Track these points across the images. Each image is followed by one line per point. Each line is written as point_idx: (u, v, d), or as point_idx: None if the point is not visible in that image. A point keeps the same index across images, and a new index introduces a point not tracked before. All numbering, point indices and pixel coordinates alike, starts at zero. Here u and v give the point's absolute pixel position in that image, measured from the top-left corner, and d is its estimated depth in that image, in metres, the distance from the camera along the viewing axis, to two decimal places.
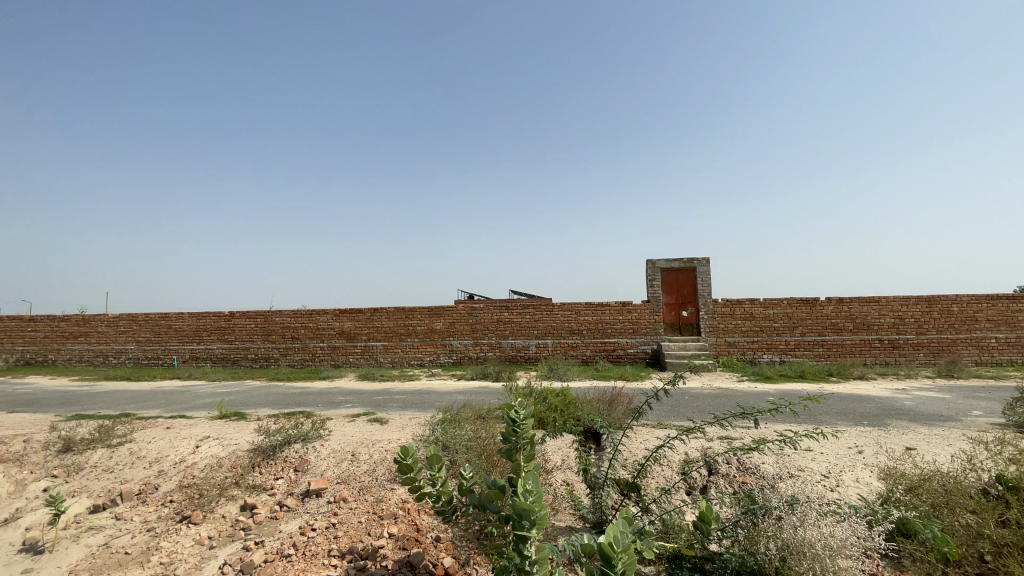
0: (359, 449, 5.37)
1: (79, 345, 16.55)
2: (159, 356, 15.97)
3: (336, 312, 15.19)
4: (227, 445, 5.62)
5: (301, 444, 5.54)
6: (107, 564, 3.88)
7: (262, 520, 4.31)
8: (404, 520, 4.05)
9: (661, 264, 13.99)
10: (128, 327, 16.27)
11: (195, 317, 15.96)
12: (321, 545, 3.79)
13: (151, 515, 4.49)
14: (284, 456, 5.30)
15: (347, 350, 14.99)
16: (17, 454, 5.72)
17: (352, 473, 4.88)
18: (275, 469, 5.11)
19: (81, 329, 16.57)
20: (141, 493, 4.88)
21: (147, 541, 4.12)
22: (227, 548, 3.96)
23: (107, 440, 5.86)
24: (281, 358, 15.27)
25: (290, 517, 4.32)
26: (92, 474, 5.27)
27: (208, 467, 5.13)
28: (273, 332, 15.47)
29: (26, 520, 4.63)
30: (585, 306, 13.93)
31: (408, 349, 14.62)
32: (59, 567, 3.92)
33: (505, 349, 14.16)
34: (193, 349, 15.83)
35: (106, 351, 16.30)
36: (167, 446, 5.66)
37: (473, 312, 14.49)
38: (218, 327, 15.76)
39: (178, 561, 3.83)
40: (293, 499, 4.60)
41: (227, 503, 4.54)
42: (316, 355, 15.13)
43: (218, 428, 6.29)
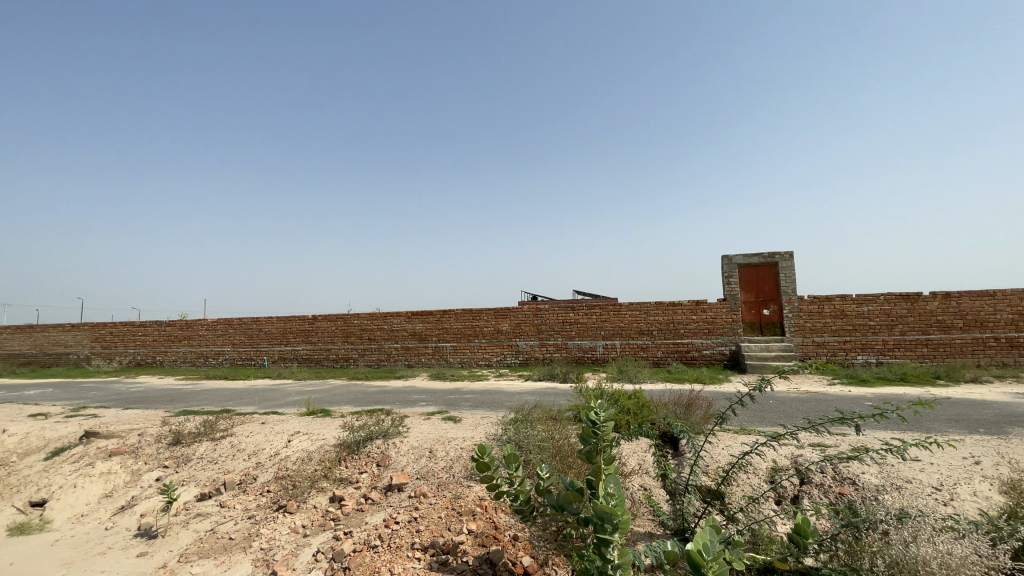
0: (436, 445, 5.54)
1: (183, 347, 18.34)
2: (250, 357, 17.38)
3: (408, 314, 15.79)
4: (316, 440, 5.99)
5: (382, 440, 5.79)
6: (215, 548, 4.25)
7: (350, 512, 4.55)
8: (482, 517, 4.12)
9: (738, 259, 13.31)
10: (224, 330, 17.83)
11: (282, 320, 17.20)
12: (405, 538, 3.94)
13: (251, 504, 4.88)
14: (367, 451, 5.57)
15: (419, 350, 15.53)
16: (136, 445, 6.41)
17: (430, 469, 5.04)
18: (358, 463, 5.38)
19: (184, 333, 18.37)
20: (241, 483, 5.31)
21: (248, 528, 4.47)
22: (319, 537, 4.22)
23: (211, 434, 6.44)
24: (359, 358, 16.10)
25: (374, 510, 4.53)
26: (198, 465, 5.80)
27: (299, 460, 5.50)
28: (351, 334, 16.34)
29: (145, 505, 5.16)
30: (655, 305, 13.52)
31: (477, 349, 14.90)
32: (173, 548, 4.33)
33: (572, 350, 14.05)
34: (280, 350, 17.07)
35: (206, 352, 17.96)
36: (262, 440, 6.13)
37: (539, 313, 14.51)
38: (302, 330, 16.89)
39: (276, 547, 4.13)
40: (376, 492, 4.82)
41: (318, 495, 4.85)
42: (389, 355, 15.81)
43: (307, 424, 6.72)
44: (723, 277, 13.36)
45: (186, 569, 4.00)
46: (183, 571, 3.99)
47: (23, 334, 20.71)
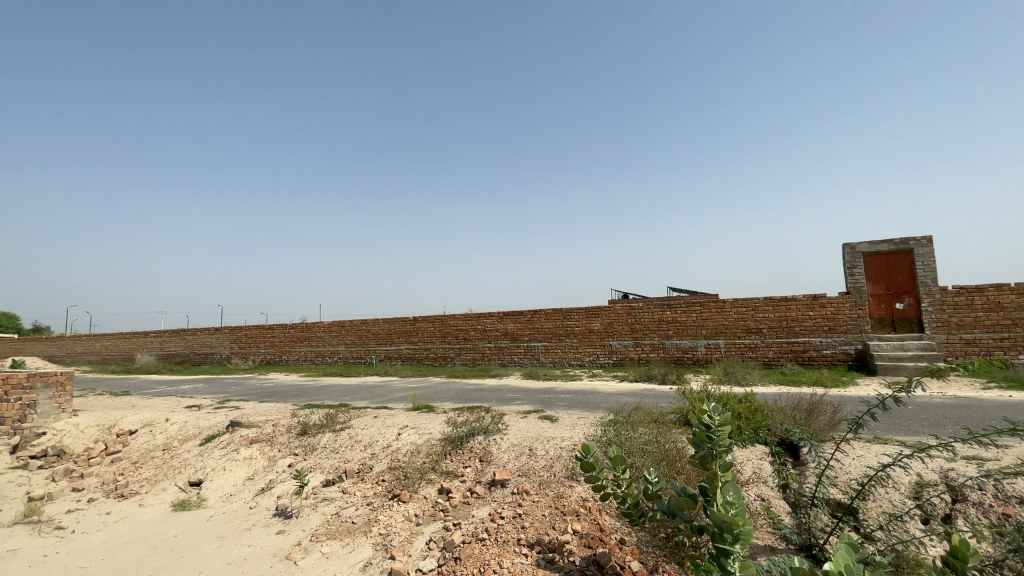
0: (535, 444, 5.59)
1: (303, 347, 20.35)
2: (360, 356, 18.83)
3: (501, 314, 16.16)
4: (422, 434, 6.33)
5: (483, 436, 5.97)
6: (341, 530, 4.66)
7: (458, 504, 4.74)
8: (586, 517, 4.08)
9: (862, 247, 11.97)
10: (337, 331, 19.50)
11: (386, 321, 18.44)
12: (511, 533, 4.02)
13: (369, 491, 5.27)
14: (470, 446, 5.78)
15: (511, 350, 15.81)
16: (270, 434, 7.21)
17: (531, 467, 5.09)
18: (463, 458, 5.60)
19: (303, 334, 20.37)
20: (359, 472, 5.76)
21: (367, 514, 4.84)
22: (430, 526, 4.45)
23: (332, 426, 7.08)
24: (456, 357, 16.75)
25: (480, 503, 4.68)
26: (322, 454, 6.39)
27: (409, 452, 5.85)
28: (448, 334, 17.06)
29: (280, 487, 5.79)
30: (763, 302, 12.58)
31: (569, 348, 14.84)
32: (305, 528, 4.81)
33: (669, 350, 13.46)
34: (386, 349, 18.31)
35: (323, 352, 19.77)
36: (376, 432, 6.60)
37: (632, 311, 14.17)
38: (404, 330, 17.98)
39: (393, 533, 4.43)
40: (481, 487, 4.97)
41: (427, 486, 5.12)
42: (484, 354, 16.26)
43: (414, 418, 7.14)
44: (845, 267, 12.06)
45: (317, 548, 4.42)
46: (315, 549, 4.41)
47: (178, 336, 24.17)
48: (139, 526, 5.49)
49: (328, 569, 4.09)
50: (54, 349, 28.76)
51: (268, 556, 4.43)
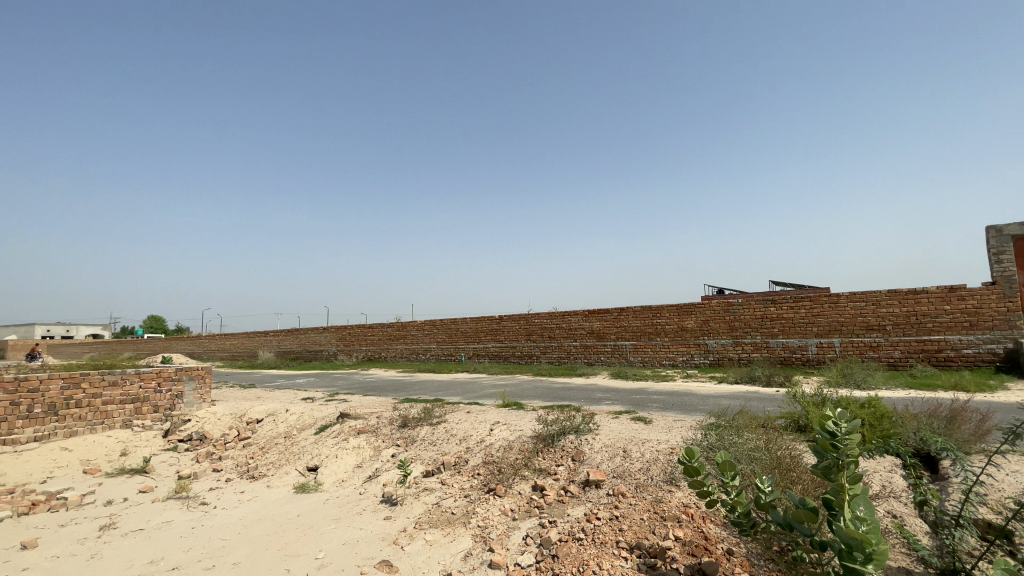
0: (629, 445, 5.47)
1: (399, 345, 21.61)
2: (450, 353, 19.61)
3: (586, 312, 16.03)
4: (514, 430, 6.44)
5: (574, 435, 5.94)
6: (442, 520, 4.88)
7: (552, 501, 4.78)
8: (688, 524, 3.92)
9: (1010, 230, 10.33)
10: (429, 330, 20.48)
11: (474, 320, 19.03)
12: (609, 535, 3.97)
13: (466, 484, 5.47)
14: (562, 445, 5.78)
15: (598, 349, 15.59)
16: (374, 426, 7.75)
17: (626, 469, 4.99)
18: (555, 456, 5.62)
19: (399, 333, 21.64)
20: (456, 464, 6.00)
21: (466, 506, 5.02)
22: (526, 522, 4.53)
23: (429, 420, 7.45)
24: (542, 355, 16.83)
25: (575, 503, 4.67)
26: (421, 446, 6.74)
27: (503, 448, 5.98)
28: (534, 332, 17.23)
29: (385, 476, 6.19)
30: (886, 295, 11.28)
31: (660, 348, 14.34)
32: (410, 515, 5.10)
33: (774, 350, 12.53)
34: (474, 347, 18.88)
35: (416, 349, 20.85)
36: (469, 427, 6.85)
37: (730, 308, 13.42)
38: (491, 328, 18.44)
39: (491, 526, 4.56)
40: (575, 486, 4.95)
41: (521, 482, 5.20)
42: (570, 353, 16.18)
43: (505, 415, 7.30)
44: (989, 253, 10.46)
45: (420, 535, 4.67)
46: (419, 536, 4.66)
47: (291, 335, 26.76)
48: (267, 505, 6.15)
49: (432, 556, 4.30)
50: (194, 347, 33.03)
51: (377, 540, 4.75)
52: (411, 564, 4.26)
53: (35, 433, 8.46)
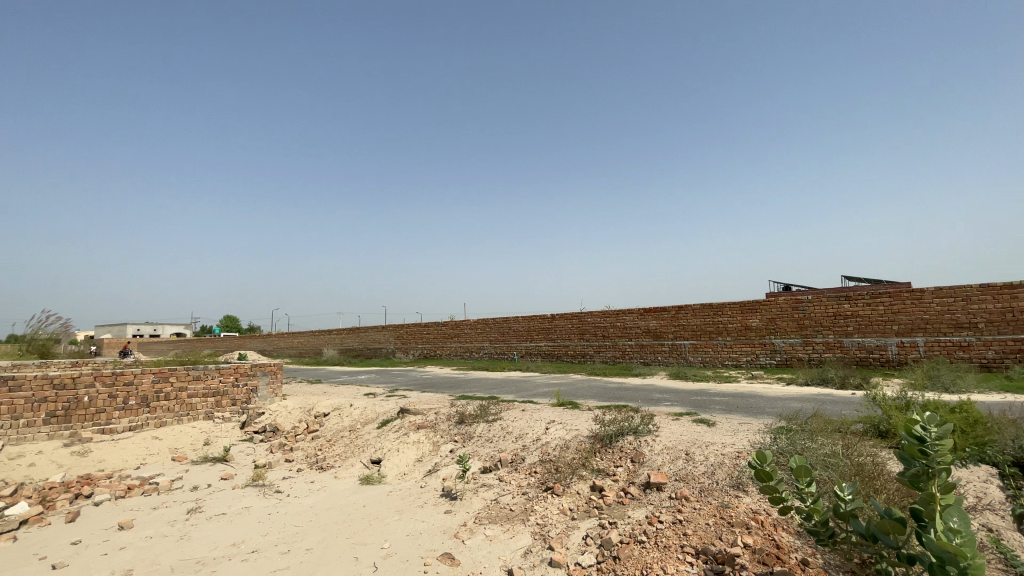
0: (692, 448, 5.30)
1: (453, 343, 22.04)
2: (503, 351, 19.77)
3: (642, 311, 15.70)
4: (571, 430, 6.39)
5: (633, 436, 5.83)
6: (501, 516, 4.93)
7: (612, 502, 4.71)
8: (758, 531, 3.73)
9: None
10: (482, 328, 20.77)
11: (527, 319, 19.10)
12: (672, 539, 3.87)
13: (524, 481, 5.50)
14: (620, 446, 5.68)
15: (654, 348, 15.19)
16: (432, 421, 7.95)
17: (689, 472, 4.83)
18: (613, 457, 5.53)
19: (453, 331, 22.09)
20: (513, 462, 6.05)
21: (524, 503, 5.05)
22: (586, 522, 4.49)
23: (485, 417, 7.54)
24: (596, 354, 16.61)
25: (636, 505, 4.58)
26: (478, 442, 6.84)
27: (559, 447, 5.96)
28: (588, 331, 17.07)
29: (444, 471, 6.34)
30: (978, 290, 10.32)
31: (721, 347, 13.78)
32: (469, 510, 5.19)
33: (848, 350, 11.71)
34: (527, 345, 18.93)
35: (470, 348, 21.17)
36: (525, 425, 6.87)
37: (799, 305, 12.70)
38: (544, 327, 18.43)
39: (550, 524, 4.57)
40: (635, 488, 4.86)
41: (580, 482, 5.16)
42: (624, 353, 15.86)
43: (560, 414, 7.25)
44: None
45: (480, 530, 4.74)
46: (479, 531, 4.73)
47: (352, 334, 27.95)
48: (334, 495, 6.46)
49: (493, 552, 4.37)
50: (265, 344, 35.25)
51: (439, 533, 4.87)
52: (472, 558, 4.33)
53: (130, 422, 9.25)
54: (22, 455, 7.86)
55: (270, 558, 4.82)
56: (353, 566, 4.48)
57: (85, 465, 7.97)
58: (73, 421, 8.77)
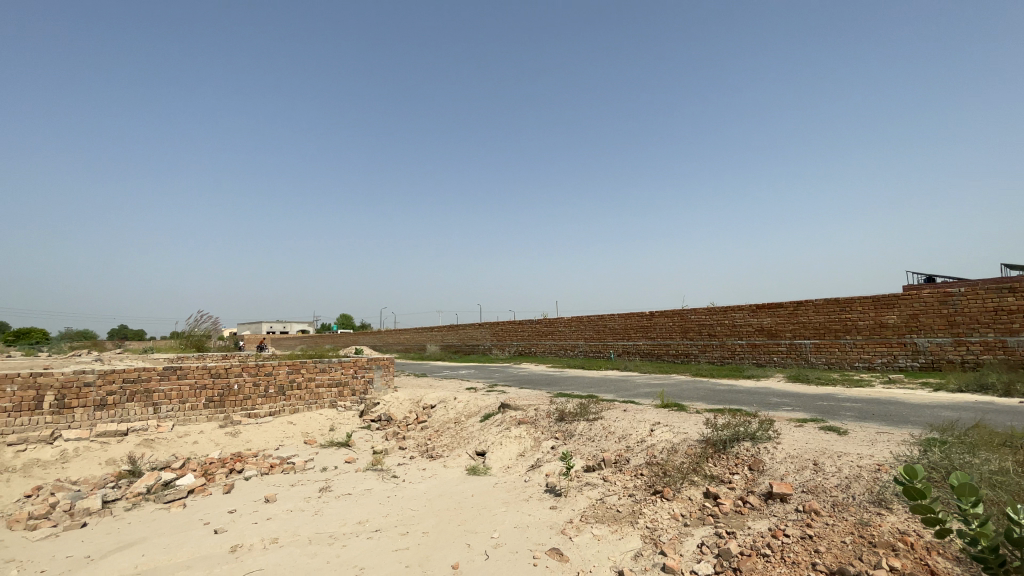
0: (821, 458, 4.82)
1: (548, 340, 22.19)
2: (599, 349, 19.47)
3: (753, 308, 14.62)
4: (678, 432, 6.13)
5: (750, 442, 5.45)
6: (608, 516, 4.87)
7: (729, 512, 4.45)
8: (907, 555, 3.31)
9: None
10: (577, 326, 20.65)
11: (624, 317, 18.65)
12: (802, 555, 3.58)
13: (629, 483, 5.37)
14: (735, 453, 5.33)
15: (769, 348, 14.04)
16: (533, 417, 8.06)
17: (819, 484, 4.41)
18: (728, 463, 5.21)
19: (548, 329, 22.23)
20: (618, 462, 5.93)
21: (632, 505, 4.94)
22: (700, 529, 4.30)
23: (586, 416, 7.49)
24: (701, 354, 15.73)
25: (756, 516, 4.28)
26: (581, 440, 6.82)
27: (667, 449, 5.74)
28: (691, 329, 16.26)
29: (547, 467, 6.41)
30: None
31: (850, 348, 12.37)
32: (575, 508, 5.19)
33: (1015, 351, 9.99)
34: (624, 344, 18.48)
35: (565, 345, 21.16)
36: (629, 426, 6.72)
37: (948, 299, 11.04)
38: (643, 325, 17.87)
39: (661, 529, 4.42)
40: (755, 498, 4.54)
41: (691, 487, 4.93)
42: (733, 352, 14.86)
43: (666, 416, 6.97)
44: None
45: (588, 529, 4.72)
46: (586, 529, 4.72)
47: (452, 331, 29.32)
48: (445, 483, 6.81)
49: (602, 551, 4.33)
50: (375, 340, 38.16)
51: (546, 527, 4.94)
52: (580, 555, 4.34)
53: (270, 408, 10.52)
54: (188, 433, 9.29)
55: (392, 538, 5.21)
56: (466, 552, 4.70)
57: (236, 444, 9.23)
58: (226, 406, 10.11)
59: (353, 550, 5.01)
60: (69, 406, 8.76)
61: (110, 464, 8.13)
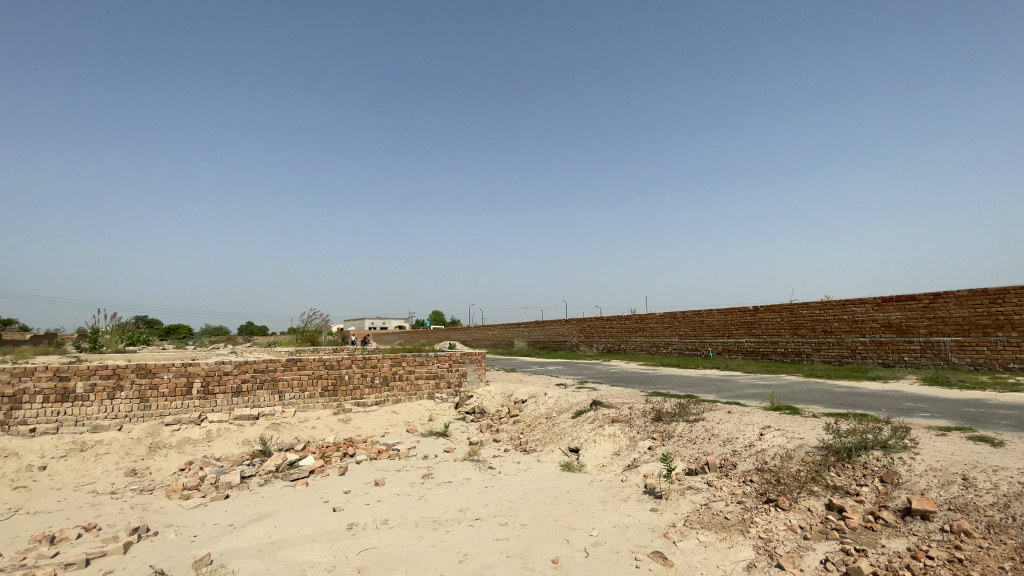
0: (972, 472, 4.19)
1: (639, 337, 21.54)
2: (696, 347, 18.52)
3: (878, 301, 13.08)
4: (792, 438, 5.64)
5: (880, 452, 4.87)
6: (714, 523, 4.63)
7: (858, 527, 4.03)
8: None
9: None
10: (671, 323, 19.80)
11: (724, 312, 17.56)
12: None
13: (738, 489, 5.05)
14: (863, 462, 4.80)
15: (898, 346, 12.48)
16: (628, 416, 7.88)
17: (969, 501, 3.83)
18: (854, 474, 4.70)
19: (639, 325, 21.57)
20: (723, 467, 5.60)
21: (742, 513, 4.64)
22: (823, 545, 3.94)
23: (685, 417, 7.17)
24: (814, 353, 14.40)
25: (891, 533, 3.84)
26: (681, 442, 6.54)
27: (780, 456, 5.31)
28: (802, 326, 14.91)
29: (646, 467, 6.22)
30: None
31: (1003, 346, 10.69)
32: (677, 511, 4.99)
33: None
34: (724, 341, 17.41)
35: (658, 342, 20.40)
36: (734, 429, 6.31)
37: None
38: (746, 321, 16.69)
39: (777, 540, 4.12)
40: (889, 513, 4.06)
41: (811, 498, 4.53)
42: (854, 351, 13.42)
43: (776, 420, 6.47)
44: None
45: (693, 534, 4.52)
46: (692, 535, 4.52)
47: (539, 327, 29.54)
48: (540, 478, 6.89)
49: (709, 559, 4.13)
50: (466, 336, 39.54)
51: (647, 529, 4.81)
52: (686, 561, 4.17)
53: (376, 398, 11.32)
54: (308, 419, 10.29)
55: (492, 528, 5.38)
56: (565, 548, 4.71)
57: (347, 430, 10.07)
58: (339, 395, 11.04)
59: (456, 537, 5.24)
60: (212, 392, 10.01)
61: (245, 444, 9.26)
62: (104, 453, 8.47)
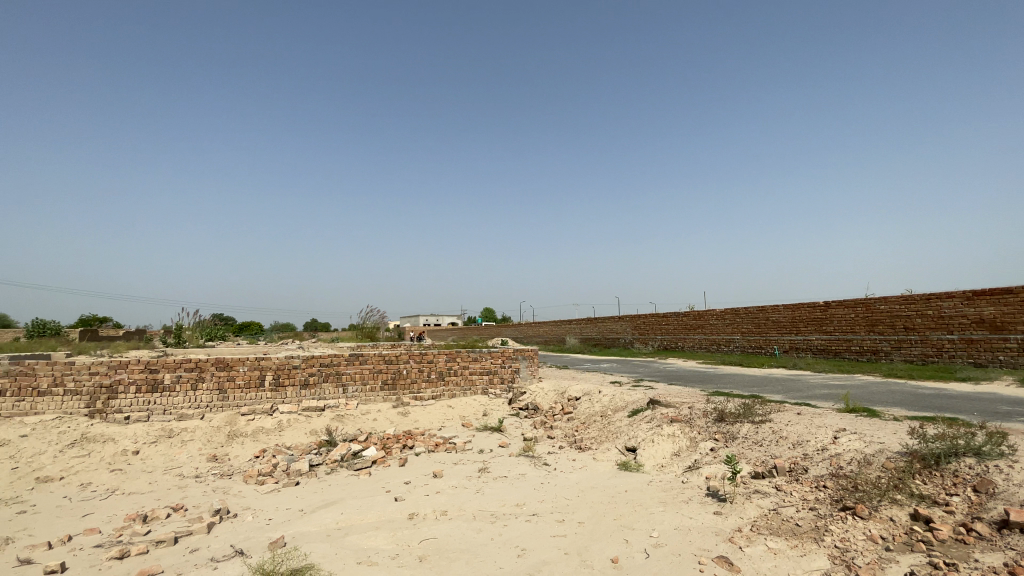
0: None
1: (697, 335, 20.81)
2: (760, 345, 17.68)
3: (968, 295, 11.94)
4: (871, 442, 5.27)
5: (973, 459, 4.46)
6: (785, 529, 4.41)
7: (947, 540, 3.71)
8: None
9: None
10: (732, 320, 18.99)
11: (791, 308, 16.63)
12: None
13: (810, 495, 4.78)
14: (952, 471, 4.41)
15: (992, 344, 11.35)
16: (688, 416, 7.65)
17: None
18: (943, 482, 4.33)
19: (697, 322, 20.84)
20: (793, 471, 5.32)
21: (815, 520, 4.39)
22: (907, 557, 3.67)
23: (750, 418, 6.87)
24: (894, 351, 13.36)
25: (987, 547, 3.51)
26: (745, 444, 6.28)
27: (857, 461, 4.97)
28: (879, 322, 13.87)
29: (708, 469, 6.02)
30: None
31: None
32: (743, 516, 4.80)
33: None
34: (792, 339, 16.50)
35: (718, 340, 19.64)
36: (805, 431, 5.97)
37: None
38: (816, 318, 15.73)
39: (855, 551, 3.87)
40: (984, 525, 3.71)
41: (893, 507, 4.22)
42: (940, 350, 12.34)
43: (852, 422, 6.07)
44: None
45: (761, 540, 4.33)
46: (759, 541, 4.33)
47: (591, 324, 29.20)
48: (597, 476, 6.83)
49: (779, 566, 3.95)
50: (517, 332, 39.75)
51: (711, 533, 4.65)
52: (754, 568, 4.01)
53: (433, 392, 11.63)
54: (369, 411, 10.72)
55: (549, 523, 5.39)
56: (625, 548, 4.65)
57: (406, 423, 10.42)
58: (398, 389, 11.43)
59: (513, 531, 5.31)
60: (282, 384, 10.65)
61: (312, 434, 9.79)
62: (189, 439, 9.23)
